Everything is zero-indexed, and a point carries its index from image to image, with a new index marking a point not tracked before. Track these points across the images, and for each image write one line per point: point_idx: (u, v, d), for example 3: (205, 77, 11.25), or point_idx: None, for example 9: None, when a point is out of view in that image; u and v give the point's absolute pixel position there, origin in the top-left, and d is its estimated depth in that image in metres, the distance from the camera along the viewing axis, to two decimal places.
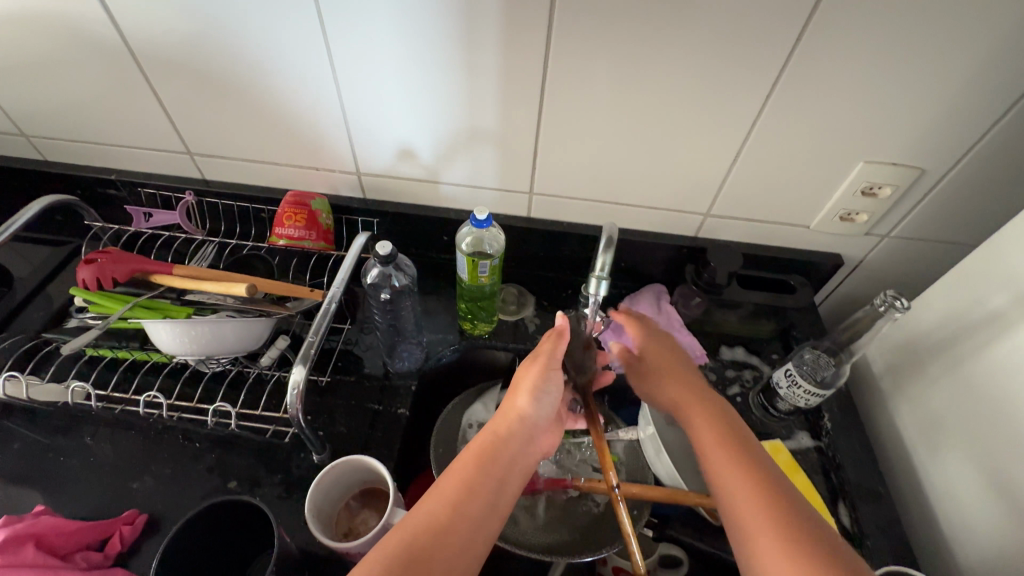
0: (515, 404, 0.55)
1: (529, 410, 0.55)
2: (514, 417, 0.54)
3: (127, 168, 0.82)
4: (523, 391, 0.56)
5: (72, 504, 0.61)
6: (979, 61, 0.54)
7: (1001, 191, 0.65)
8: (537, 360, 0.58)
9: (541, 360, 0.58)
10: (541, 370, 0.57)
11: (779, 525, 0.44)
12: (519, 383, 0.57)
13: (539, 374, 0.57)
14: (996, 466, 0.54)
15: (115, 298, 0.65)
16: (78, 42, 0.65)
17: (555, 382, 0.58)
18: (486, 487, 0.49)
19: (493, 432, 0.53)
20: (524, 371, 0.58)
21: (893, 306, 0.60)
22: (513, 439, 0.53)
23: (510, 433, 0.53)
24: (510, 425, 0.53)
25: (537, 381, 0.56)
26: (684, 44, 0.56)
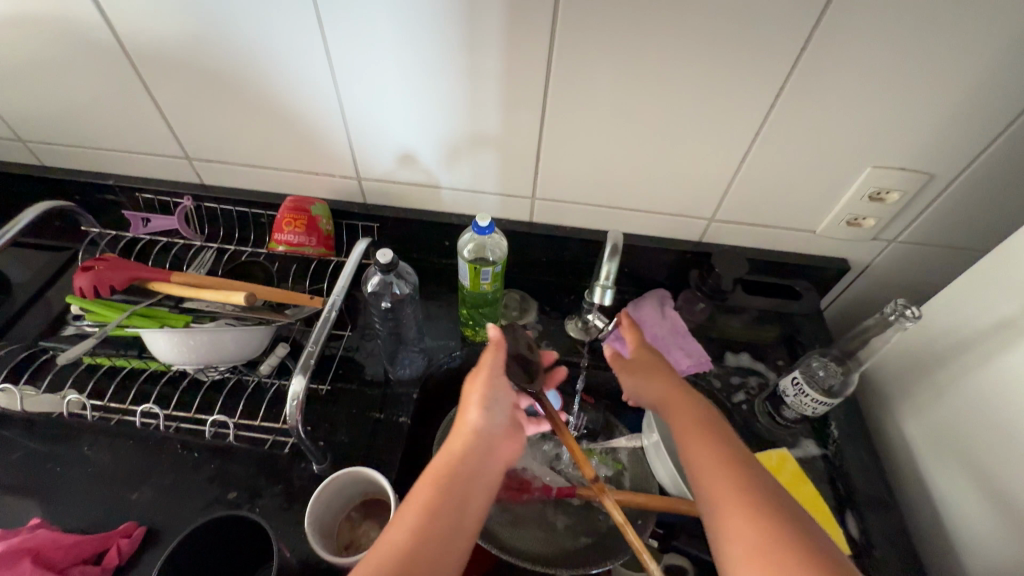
0: (465, 420, 0.52)
1: (480, 424, 0.52)
2: (465, 434, 0.51)
3: (125, 173, 0.81)
4: (471, 405, 0.53)
5: (69, 516, 0.60)
6: (990, 64, 0.53)
7: (1011, 196, 0.64)
8: (480, 371, 0.55)
9: (484, 370, 0.55)
10: (486, 381, 0.54)
11: (775, 538, 0.43)
12: (467, 396, 0.55)
13: (484, 386, 0.54)
14: (1008, 478, 0.53)
15: (113, 306, 0.64)
16: (75, 46, 0.64)
17: (501, 389, 0.55)
18: (446, 512, 0.46)
19: (447, 452, 0.50)
20: (470, 384, 0.55)
21: (903, 315, 0.59)
22: (468, 457, 0.50)
23: (464, 452, 0.50)
24: (463, 443, 0.51)
25: (483, 394, 0.54)
26: (690, 47, 0.56)
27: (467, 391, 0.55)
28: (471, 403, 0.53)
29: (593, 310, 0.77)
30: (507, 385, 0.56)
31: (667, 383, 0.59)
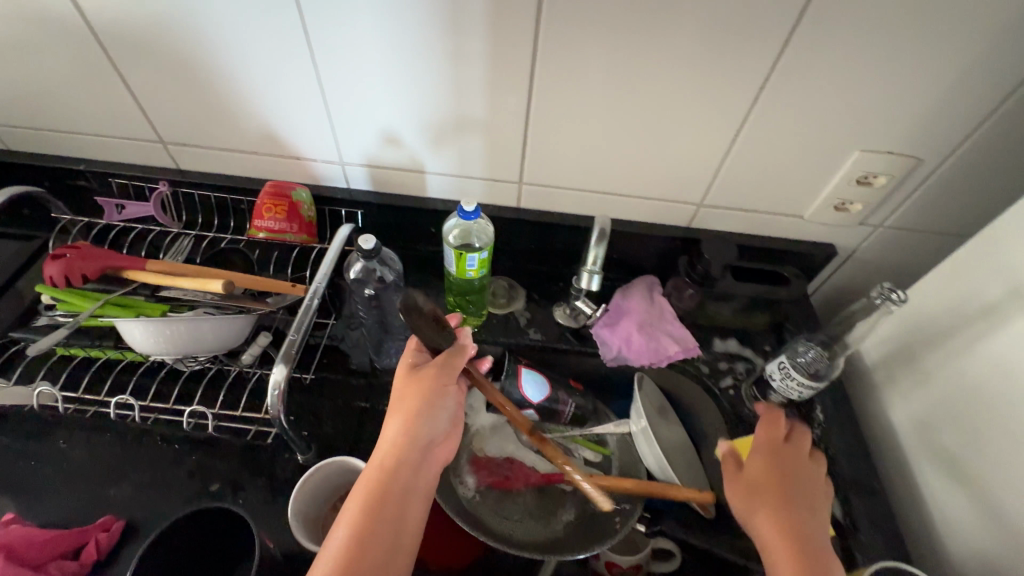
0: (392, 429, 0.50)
1: (415, 434, 0.50)
2: (393, 444, 0.50)
3: (96, 158, 0.78)
4: (403, 414, 0.51)
5: (45, 511, 0.59)
6: (982, 46, 0.53)
7: (995, 181, 0.65)
8: (415, 376, 0.53)
9: (420, 374, 0.53)
10: (421, 388, 0.52)
11: None
12: (399, 402, 0.52)
13: (419, 394, 0.52)
14: (988, 460, 0.54)
15: (84, 295, 0.62)
16: (37, 25, 0.61)
17: (432, 392, 0.52)
18: (382, 527, 0.46)
19: (379, 462, 0.49)
20: (404, 389, 0.53)
21: (889, 298, 0.59)
22: (400, 469, 0.48)
23: (396, 465, 0.48)
24: (395, 454, 0.49)
25: (419, 402, 0.52)
26: (678, 31, 0.54)
27: (400, 395, 0.53)
28: (404, 411, 0.51)
29: (581, 297, 0.77)
30: (439, 386, 0.53)
31: (781, 505, 0.51)
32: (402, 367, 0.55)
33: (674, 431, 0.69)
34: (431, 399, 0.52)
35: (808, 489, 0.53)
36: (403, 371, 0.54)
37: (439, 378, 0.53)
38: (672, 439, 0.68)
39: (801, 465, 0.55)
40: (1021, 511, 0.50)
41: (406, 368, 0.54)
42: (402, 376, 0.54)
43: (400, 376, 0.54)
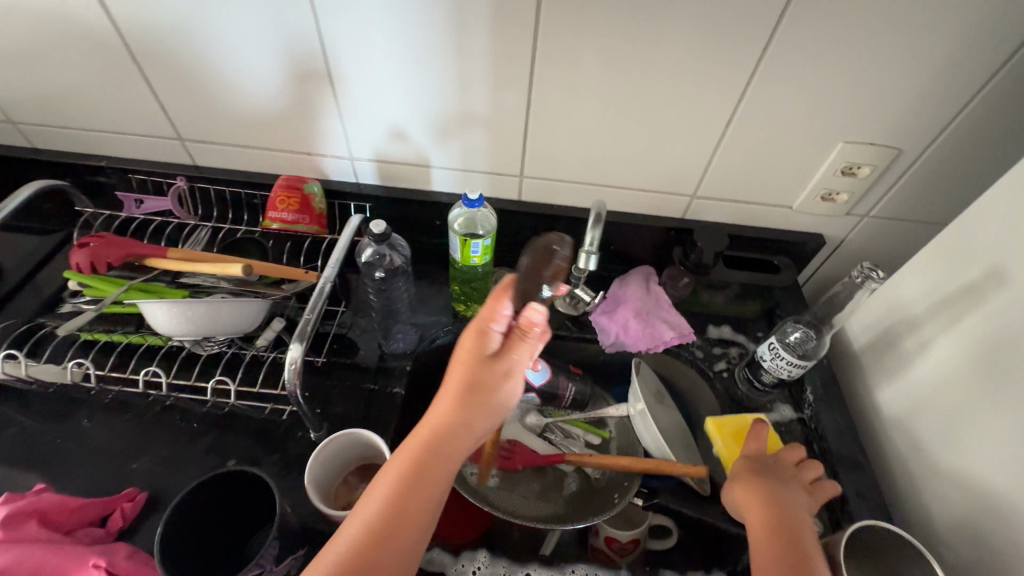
0: (446, 411, 0.48)
1: (467, 429, 0.48)
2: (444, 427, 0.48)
3: (118, 155, 0.82)
4: (461, 406, 0.48)
5: (71, 484, 0.62)
6: (955, 41, 0.56)
7: (972, 170, 0.68)
8: (485, 370, 0.48)
9: (490, 370, 0.48)
10: (488, 388, 0.48)
11: None
12: (461, 394, 0.48)
13: (485, 395, 0.48)
14: (965, 431, 0.56)
15: (110, 281, 0.66)
16: (66, 28, 0.65)
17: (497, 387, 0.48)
18: (415, 515, 0.45)
19: (421, 447, 0.47)
20: (469, 378, 0.48)
21: (870, 276, 0.63)
22: (444, 461, 0.47)
23: (441, 454, 0.47)
24: (441, 445, 0.48)
25: (484, 395, 0.48)
26: (669, 30, 0.58)
27: (463, 385, 0.48)
28: (465, 405, 0.48)
29: (579, 286, 0.78)
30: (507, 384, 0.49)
31: (761, 504, 0.52)
32: (469, 348, 0.49)
33: (669, 412, 0.72)
34: (492, 398, 0.49)
35: (792, 490, 0.54)
36: (470, 355, 0.49)
37: (508, 379, 0.49)
38: (667, 418, 0.71)
39: (786, 471, 0.56)
40: (997, 476, 0.53)
41: (475, 353, 0.49)
42: (467, 361, 0.49)
43: (464, 355, 0.49)
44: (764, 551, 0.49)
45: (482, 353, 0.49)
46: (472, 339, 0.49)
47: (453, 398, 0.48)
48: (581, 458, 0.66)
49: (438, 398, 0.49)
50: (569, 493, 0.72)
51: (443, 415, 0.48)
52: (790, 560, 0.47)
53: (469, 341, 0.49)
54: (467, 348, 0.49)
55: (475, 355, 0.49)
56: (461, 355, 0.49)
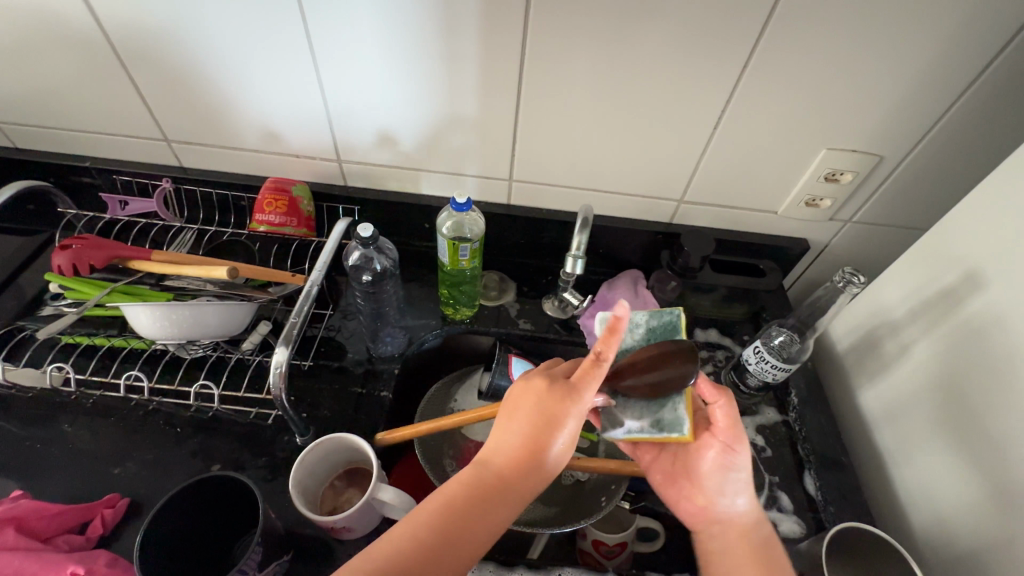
0: (531, 434, 0.48)
1: (526, 485, 0.47)
2: (525, 451, 0.48)
3: (103, 156, 0.81)
4: (526, 464, 0.47)
5: (50, 490, 0.61)
6: (934, 51, 0.58)
7: (950, 177, 0.70)
8: (561, 423, 0.49)
9: (561, 434, 0.49)
10: (555, 452, 0.49)
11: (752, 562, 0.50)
12: (528, 453, 0.48)
13: (551, 457, 0.48)
14: (945, 433, 0.57)
15: (92, 283, 0.65)
16: (49, 27, 0.64)
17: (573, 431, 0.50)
18: (472, 534, 0.44)
19: (472, 490, 0.46)
20: (540, 440, 0.48)
21: (851, 281, 0.64)
22: (498, 509, 0.45)
23: (512, 480, 0.47)
24: (498, 490, 0.46)
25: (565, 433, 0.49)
26: (655, 36, 0.59)
27: (532, 444, 0.48)
28: (530, 463, 0.48)
29: (568, 288, 0.79)
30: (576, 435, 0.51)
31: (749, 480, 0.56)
32: (542, 404, 0.49)
33: None
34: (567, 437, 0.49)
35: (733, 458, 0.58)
36: (539, 413, 0.49)
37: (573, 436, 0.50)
38: None
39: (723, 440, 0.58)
40: (975, 478, 0.54)
41: (552, 405, 0.49)
42: (539, 419, 0.48)
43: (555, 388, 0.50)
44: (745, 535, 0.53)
45: (555, 415, 0.49)
46: (546, 400, 0.49)
47: (519, 453, 0.48)
48: (568, 460, 0.65)
49: (495, 451, 0.48)
50: (559, 495, 0.72)
51: (522, 439, 0.48)
52: (770, 543, 0.52)
53: (539, 396, 0.50)
54: (538, 406, 0.49)
55: (548, 416, 0.49)
56: (528, 411, 0.49)
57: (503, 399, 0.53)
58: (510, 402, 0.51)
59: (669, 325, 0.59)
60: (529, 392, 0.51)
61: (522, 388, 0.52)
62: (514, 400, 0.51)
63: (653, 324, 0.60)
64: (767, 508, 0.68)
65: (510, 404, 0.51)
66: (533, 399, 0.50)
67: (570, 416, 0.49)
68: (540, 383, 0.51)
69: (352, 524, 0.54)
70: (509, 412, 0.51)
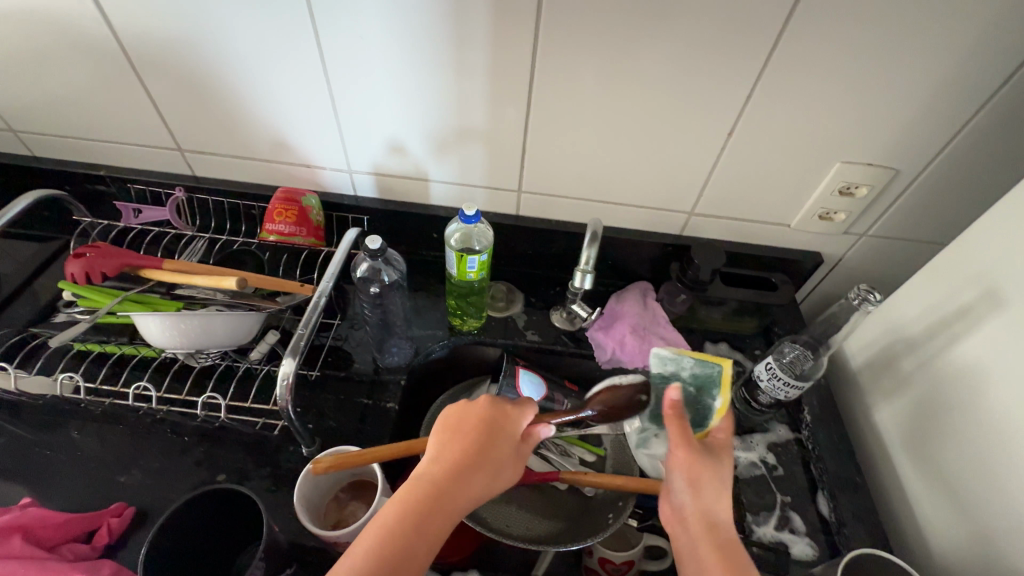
0: (471, 444, 0.48)
1: (467, 494, 0.46)
2: (464, 461, 0.47)
3: (118, 165, 0.82)
4: (469, 471, 0.47)
5: (58, 498, 0.61)
6: (949, 65, 0.57)
7: (969, 190, 0.68)
8: (502, 439, 0.49)
9: (504, 446, 0.49)
10: (499, 462, 0.49)
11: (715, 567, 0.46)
12: (472, 461, 0.47)
13: (495, 467, 0.48)
14: (963, 456, 0.56)
15: (104, 292, 0.66)
16: (70, 40, 0.66)
17: (511, 449, 0.50)
18: (412, 541, 0.43)
19: (408, 503, 0.44)
20: (483, 448, 0.48)
21: (866, 298, 0.63)
22: (438, 517, 0.44)
23: (451, 490, 0.46)
24: (438, 499, 0.45)
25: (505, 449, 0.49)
26: (668, 47, 0.58)
27: (476, 452, 0.48)
28: (473, 470, 0.47)
29: (576, 301, 0.79)
30: (515, 458, 0.50)
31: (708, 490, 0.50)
32: (485, 418, 0.50)
33: None
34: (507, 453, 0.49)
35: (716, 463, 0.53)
36: (482, 423, 0.50)
37: (511, 455, 0.50)
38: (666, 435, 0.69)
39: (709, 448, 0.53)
40: (995, 504, 0.52)
41: (496, 422, 0.50)
42: (483, 428, 0.49)
43: (497, 404, 0.51)
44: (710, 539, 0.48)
45: (498, 426, 0.50)
46: (491, 413, 0.50)
47: (460, 460, 0.47)
48: (575, 475, 0.62)
49: (433, 462, 0.47)
50: (565, 510, 0.71)
51: (464, 448, 0.48)
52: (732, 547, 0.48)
53: (483, 412, 0.50)
54: (481, 418, 0.50)
55: (492, 426, 0.50)
56: (470, 422, 0.50)
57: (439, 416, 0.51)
58: (448, 417, 0.50)
59: (712, 378, 0.59)
60: (474, 407, 0.51)
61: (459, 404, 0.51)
62: (452, 414, 0.50)
63: (697, 371, 0.60)
64: (778, 530, 0.66)
65: (449, 418, 0.50)
66: (476, 410, 0.51)
67: (513, 428, 0.51)
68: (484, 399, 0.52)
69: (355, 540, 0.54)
70: (447, 424, 0.50)
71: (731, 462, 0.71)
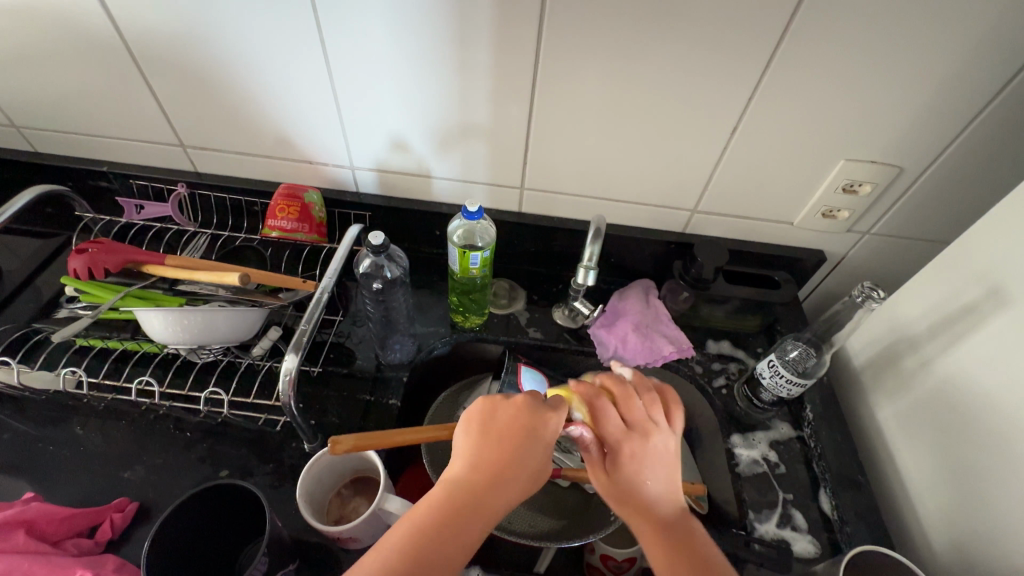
0: (506, 449, 0.47)
1: (501, 499, 0.46)
2: (499, 465, 0.46)
3: (120, 161, 0.82)
4: (502, 476, 0.46)
5: (61, 493, 0.61)
6: (955, 62, 0.56)
7: (973, 188, 0.68)
8: (536, 444, 0.48)
9: (538, 450, 0.48)
10: (533, 468, 0.47)
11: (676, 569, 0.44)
12: (505, 467, 0.47)
13: (528, 473, 0.47)
14: (967, 455, 0.56)
15: (106, 288, 0.66)
16: (72, 35, 0.65)
17: (544, 451, 0.49)
18: (446, 544, 0.42)
19: (442, 506, 0.44)
20: (517, 452, 0.47)
21: (870, 296, 0.62)
22: (473, 522, 0.44)
23: (484, 495, 0.45)
24: (472, 504, 0.45)
25: (540, 452, 0.48)
26: (673, 43, 0.58)
27: (510, 457, 0.47)
28: (507, 476, 0.46)
29: (579, 298, 0.79)
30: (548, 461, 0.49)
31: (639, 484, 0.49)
32: (521, 422, 0.48)
33: None
34: (541, 458, 0.48)
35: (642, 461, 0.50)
36: (518, 427, 0.48)
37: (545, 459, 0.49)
38: None
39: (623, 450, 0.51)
40: (998, 503, 0.52)
41: (531, 426, 0.49)
42: (517, 432, 0.47)
43: (532, 406, 0.50)
44: (653, 540, 0.47)
45: (535, 430, 0.49)
46: (524, 415, 0.49)
47: (494, 465, 0.46)
48: (578, 471, 0.62)
49: (466, 464, 0.47)
50: (567, 506, 0.72)
51: (498, 452, 0.47)
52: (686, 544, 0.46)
53: (518, 414, 0.49)
54: (514, 421, 0.48)
55: (526, 430, 0.48)
56: (505, 426, 0.48)
57: (467, 414, 0.50)
58: (477, 417, 0.49)
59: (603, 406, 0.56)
60: (507, 408, 0.49)
61: (489, 403, 0.50)
62: (482, 414, 0.49)
63: None
64: (780, 527, 0.66)
65: (483, 419, 0.49)
66: (510, 413, 0.49)
67: (547, 432, 0.49)
68: (519, 399, 0.50)
69: (358, 536, 0.54)
70: (479, 426, 0.48)
71: (733, 460, 0.71)
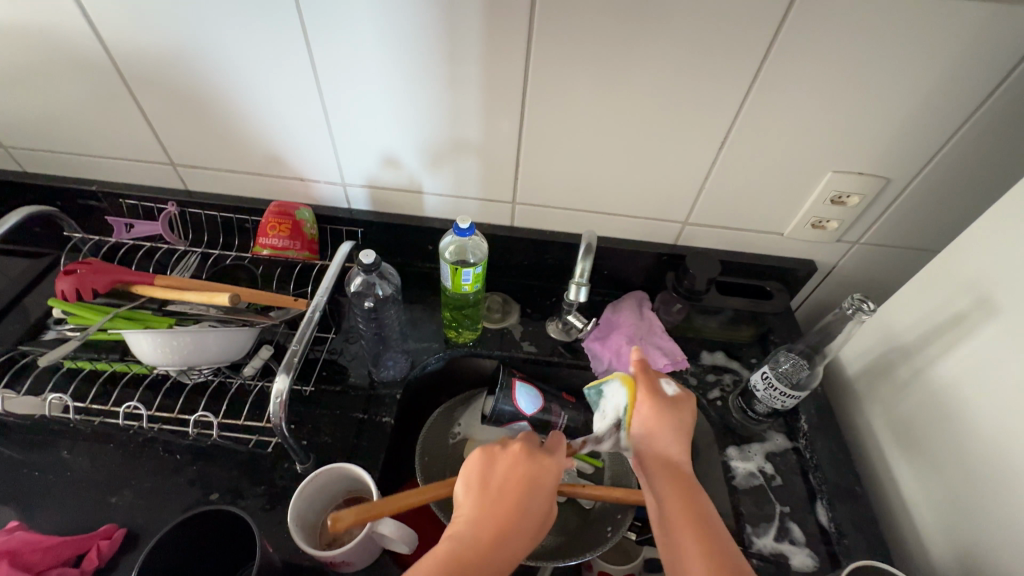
0: (509, 502, 0.48)
1: (504, 558, 0.46)
2: (503, 519, 0.47)
3: (109, 180, 0.82)
4: (507, 529, 0.47)
5: (46, 520, 0.60)
6: (938, 73, 0.57)
7: (960, 197, 0.69)
8: (538, 495, 0.49)
9: (540, 499, 0.49)
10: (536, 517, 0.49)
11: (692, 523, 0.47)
12: (509, 519, 0.47)
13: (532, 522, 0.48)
14: (962, 464, 0.55)
15: (95, 309, 0.65)
16: (60, 54, 0.65)
17: (544, 499, 0.50)
18: None
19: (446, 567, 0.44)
20: (521, 507, 0.48)
21: (861, 307, 0.63)
22: None
23: (489, 555, 0.46)
24: (477, 566, 0.45)
25: (542, 503, 0.49)
26: (660, 58, 0.59)
27: (513, 513, 0.47)
28: (510, 528, 0.47)
29: (572, 312, 0.78)
30: (548, 510, 0.50)
31: (659, 443, 0.53)
32: (523, 474, 0.49)
33: None
34: (542, 509, 0.49)
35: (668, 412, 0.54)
36: (520, 480, 0.49)
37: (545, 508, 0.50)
38: None
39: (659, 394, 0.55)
40: (996, 513, 0.51)
41: (534, 478, 0.49)
42: (519, 482, 0.49)
43: (531, 454, 0.50)
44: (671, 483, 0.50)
45: (536, 481, 0.49)
46: (524, 463, 0.50)
47: (497, 520, 0.47)
48: (573, 487, 0.57)
49: (468, 521, 0.47)
50: (563, 522, 0.71)
51: (501, 506, 0.48)
52: (702, 510, 0.48)
53: (520, 466, 0.50)
54: (514, 472, 0.49)
55: (527, 480, 0.49)
56: (507, 479, 0.49)
57: (467, 465, 0.50)
58: (476, 471, 0.50)
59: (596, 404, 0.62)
60: (509, 459, 0.50)
61: (488, 456, 0.50)
62: (480, 467, 0.50)
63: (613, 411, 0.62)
64: (778, 541, 0.65)
65: (485, 473, 0.49)
66: (512, 467, 0.50)
67: (546, 481, 0.50)
68: (520, 446, 0.51)
69: (351, 559, 0.54)
70: (482, 481, 0.49)
71: (729, 473, 0.71)
